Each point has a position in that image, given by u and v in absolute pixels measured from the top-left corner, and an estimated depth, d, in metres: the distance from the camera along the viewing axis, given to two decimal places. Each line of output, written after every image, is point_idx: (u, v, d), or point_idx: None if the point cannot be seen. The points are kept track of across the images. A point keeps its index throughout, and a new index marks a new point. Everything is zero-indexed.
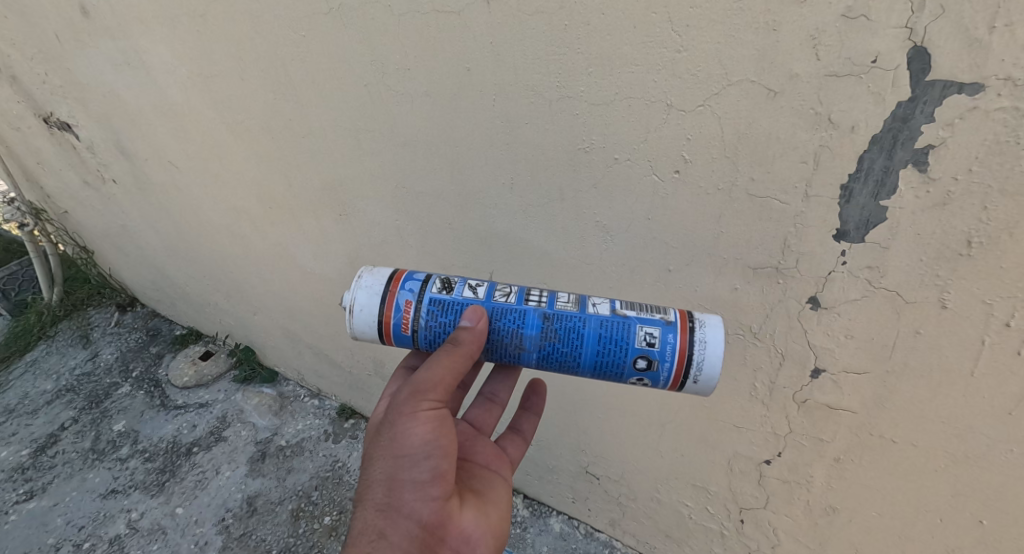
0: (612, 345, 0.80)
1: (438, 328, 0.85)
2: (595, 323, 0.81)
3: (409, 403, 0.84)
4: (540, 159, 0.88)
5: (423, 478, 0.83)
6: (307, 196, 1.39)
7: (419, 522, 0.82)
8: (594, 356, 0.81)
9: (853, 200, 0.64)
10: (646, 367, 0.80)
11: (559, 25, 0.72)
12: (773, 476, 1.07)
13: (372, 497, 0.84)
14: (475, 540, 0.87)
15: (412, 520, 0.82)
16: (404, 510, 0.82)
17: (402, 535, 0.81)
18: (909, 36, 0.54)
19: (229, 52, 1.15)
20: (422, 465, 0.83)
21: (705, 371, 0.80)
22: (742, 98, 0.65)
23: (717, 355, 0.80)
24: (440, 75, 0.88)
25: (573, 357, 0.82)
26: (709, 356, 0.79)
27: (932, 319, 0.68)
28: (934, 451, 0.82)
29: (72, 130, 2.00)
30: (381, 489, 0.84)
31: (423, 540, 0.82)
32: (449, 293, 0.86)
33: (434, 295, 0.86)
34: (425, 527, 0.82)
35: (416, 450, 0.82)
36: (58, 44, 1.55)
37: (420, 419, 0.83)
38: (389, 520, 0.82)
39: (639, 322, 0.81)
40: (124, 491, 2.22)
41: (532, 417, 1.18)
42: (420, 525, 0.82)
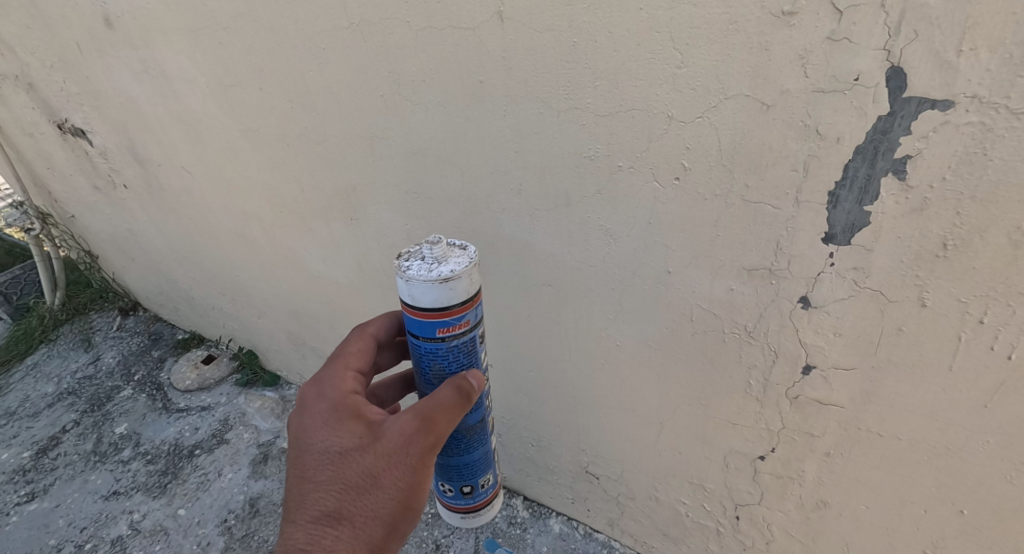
0: (476, 472, 0.96)
1: (450, 360, 0.84)
2: (486, 450, 0.97)
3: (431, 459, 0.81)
4: (547, 165, 0.94)
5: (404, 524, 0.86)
6: (318, 201, 1.44)
7: None
8: (466, 464, 0.95)
9: (839, 205, 0.69)
10: (463, 492, 0.98)
11: (568, 43, 0.77)
12: (767, 472, 1.11)
13: (365, 535, 0.80)
14: None
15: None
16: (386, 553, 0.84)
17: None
18: (887, 57, 0.58)
19: (249, 64, 1.20)
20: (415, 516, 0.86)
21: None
22: (738, 111, 0.70)
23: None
24: (453, 87, 0.94)
25: (459, 453, 0.93)
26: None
27: (914, 317, 0.73)
28: (918, 443, 0.86)
29: (86, 136, 2.05)
30: (376, 526, 0.81)
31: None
32: (481, 343, 0.87)
33: (478, 334, 0.84)
34: None
35: (419, 505, 0.84)
36: (79, 54, 1.60)
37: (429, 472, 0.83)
38: None
39: (495, 464, 1.01)
40: (126, 493, 2.24)
41: None
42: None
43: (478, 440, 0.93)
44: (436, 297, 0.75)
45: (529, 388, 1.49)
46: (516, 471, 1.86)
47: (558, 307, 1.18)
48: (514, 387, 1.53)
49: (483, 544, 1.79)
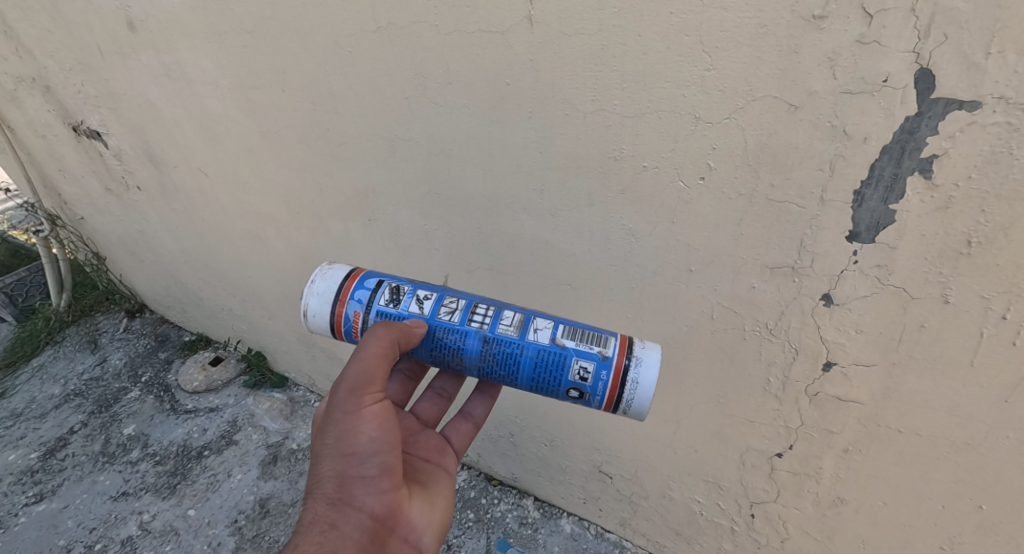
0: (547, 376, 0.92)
1: None
2: (533, 352, 0.93)
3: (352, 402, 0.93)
4: (571, 165, 0.95)
5: (371, 474, 0.93)
6: (336, 201, 1.46)
7: (370, 513, 0.92)
8: (529, 380, 0.94)
9: (864, 204, 0.71)
10: (578, 396, 0.94)
11: (597, 46, 0.79)
12: (784, 469, 1.12)
13: (321, 492, 0.93)
14: (421, 529, 1.00)
15: (363, 512, 0.92)
16: (355, 504, 0.91)
17: (354, 527, 0.90)
18: (916, 60, 0.60)
19: (273, 67, 1.22)
20: (372, 461, 0.93)
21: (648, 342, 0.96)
22: (766, 112, 0.72)
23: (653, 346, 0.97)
24: (480, 89, 0.96)
25: (511, 377, 0.96)
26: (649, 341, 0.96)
27: (936, 313, 0.75)
28: (937, 439, 0.88)
29: (101, 138, 2.07)
30: (331, 484, 0.92)
31: (371, 529, 0.92)
32: (395, 306, 0.99)
33: (382, 307, 0.99)
34: (375, 518, 0.93)
35: (365, 448, 0.93)
36: (99, 56, 1.62)
37: (365, 419, 0.93)
38: (340, 513, 0.90)
39: (574, 357, 0.92)
40: (135, 494, 2.25)
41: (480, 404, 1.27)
42: (371, 518, 0.92)
43: (505, 362, 0.93)
44: (320, 322, 1.01)
45: None
46: (527, 472, 1.87)
47: (576, 306, 1.19)
48: None
49: (494, 544, 1.80)
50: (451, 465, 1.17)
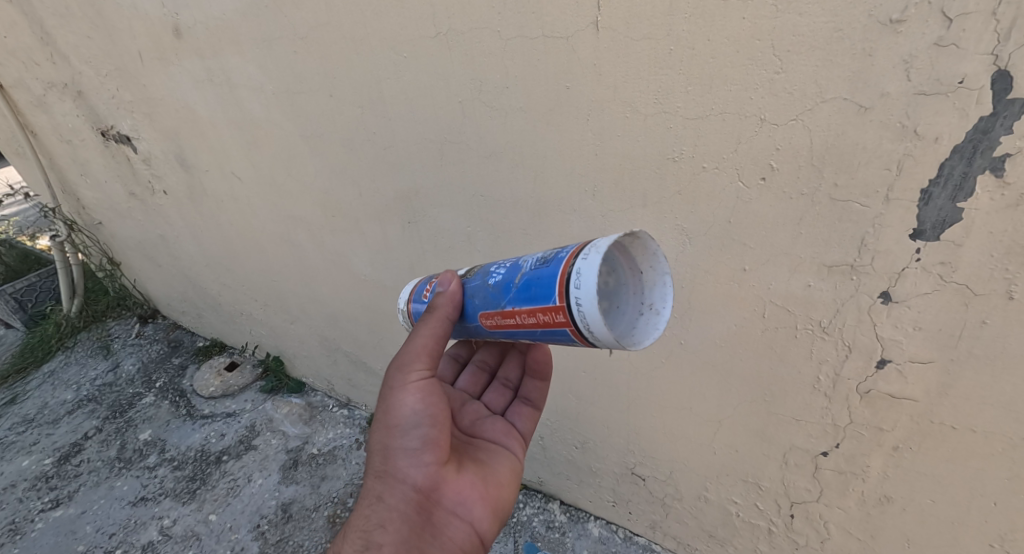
0: None
1: None
2: None
3: (399, 376, 0.99)
4: (627, 167, 0.98)
5: (415, 446, 0.97)
6: (376, 205, 1.49)
7: (413, 485, 0.96)
8: None
9: (931, 202, 0.73)
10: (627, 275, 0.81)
11: (664, 50, 0.82)
12: (829, 468, 1.14)
13: (373, 465, 1.00)
14: (471, 503, 0.99)
15: (406, 484, 0.96)
16: (399, 475, 0.96)
17: (399, 499, 0.95)
18: (994, 61, 0.62)
19: (322, 72, 1.25)
20: (414, 434, 0.97)
21: (584, 306, 0.71)
22: (835, 113, 0.74)
23: (597, 258, 0.70)
24: (538, 93, 0.98)
25: None
26: (584, 288, 0.70)
27: (1000, 309, 0.77)
28: (993, 435, 0.89)
29: (131, 143, 2.09)
30: (379, 456, 0.99)
31: (416, 501, 0.95)
32: None
33: None
34: (418, 490, 0.96)
35: (406, 421, 0.97)
36: (139, 62, 1.65)
37: (410, 391, 0.98)
38: (386, 485, 0.97)
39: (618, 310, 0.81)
40: (154, 499, 2.25)
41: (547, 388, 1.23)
42: (415, 489, 0.96)
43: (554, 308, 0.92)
44: None
45: (579, 389, 1.52)
46: (555, 475, 1.88)
47: None
48: (563, 387, 1.56)
49: (522, 548, 1.80)
50: (516, 450, 1.14)
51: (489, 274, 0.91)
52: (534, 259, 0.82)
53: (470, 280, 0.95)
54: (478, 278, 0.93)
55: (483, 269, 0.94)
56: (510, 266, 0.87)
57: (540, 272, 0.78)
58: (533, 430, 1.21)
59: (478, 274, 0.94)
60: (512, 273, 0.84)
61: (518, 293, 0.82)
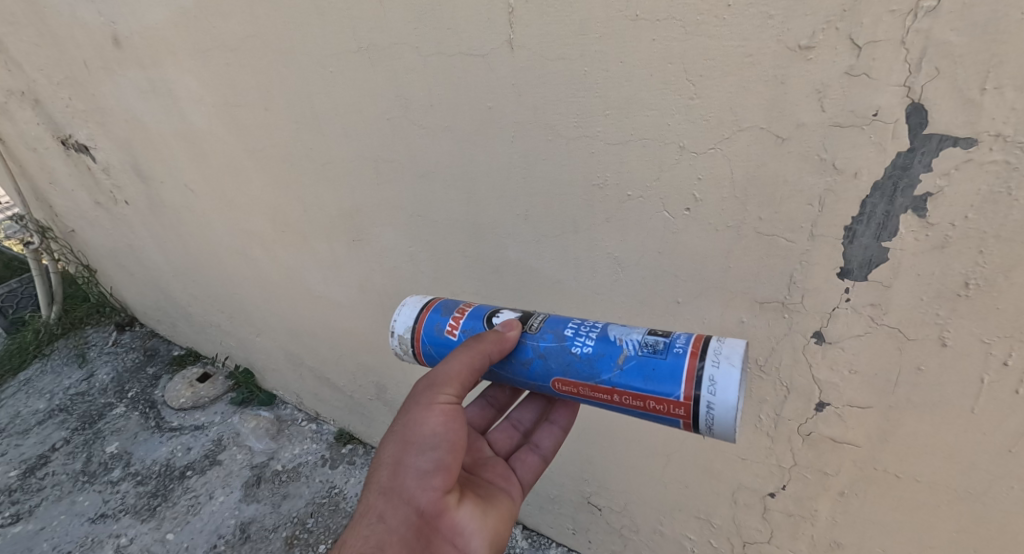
0: None
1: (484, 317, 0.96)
2: None
3: (426, 393, 0.85)
4: (555, 192, 0.92)
5: (426, 467, 0.83)
6: (321, 222, 1.43)
7: (417, 508, 0.83)
8: None
9: (856, 240, 0.67)
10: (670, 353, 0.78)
11: (580, 71, 0.76)
12: (778, 509, 1.07)
13: (377, 479, 0.86)
14: (472, 538, 0.86)
15: (411, 506, 0.83)
16: (404, 495, 0.83)
17: (400, 521, 0.82)
18: (907, 94, 0.56)
19: (255, 86, 1.20)
20: (429, 456, 0.83)
21: (721, 412, 0.68)
22: (753, 143, 0.68)
23: (735, 374, 0.68)
24: (461, 112, 0.93)
25: None
26: (722, 396, 0.67)
27: (935, 356, 0.70)
28: (938, 487, 0.83)
29: (89, 152, 2.05)
30: (386, 471, 0.85)
31: (417, 526, 0.83)
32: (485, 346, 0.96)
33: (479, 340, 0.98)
34: (421, 514, 0.83)
35: (425, 440, 0.83)
36: (86, 71, 1.61)
37: (435, 411, 0.84)
38: (389, 504, 0.83)
39: None
40: (113, 515, 2.18)
41: (555, 434, 1.10)
42: (418, 513, 0.83)
43: None
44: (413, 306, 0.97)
45: None
46: None
47: None
48: None
49: None
50: (516, 497, 1.01)
51: (567, 340, 0.81)
52: (637, 341, 0.76)
53: (534, 336, 0.84)
54: (551, 337, 0.83)
55: (553, 327, 0.83)
56: (603, 338, 0.79)
57: (656, 364, 0.73)
58: (535, 481, 1.08)
59: (549, 332, 0.83)
60: (613, 351, 0.77)
61: (624, 378, 0.75)
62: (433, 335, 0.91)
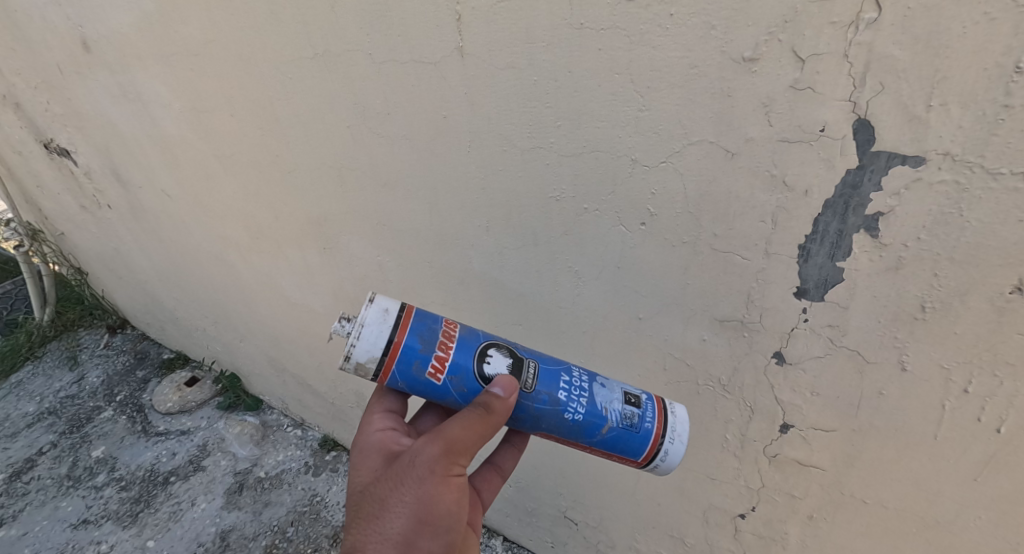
0: None
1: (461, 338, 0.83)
2: None
3: (443, 465, 0.74)
4: (513, 204, 0.89)
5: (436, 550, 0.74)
6: (293, 229, 1.41)
7: None
8: None
9: (811, 259, 0.64)
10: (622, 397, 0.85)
11: (530, 81, 0.73)
12: (749, 531, 1.04)
13: None
14: None
15: None
16: None
17: None
18: (853, 109, 0.54)
19: (220, 91, 1.18)
20: (442, 537, 0.75)
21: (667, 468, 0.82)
22: (703, 157, 0.65)
23: (684, 448, 0.81)
24: (418, 121, 0.90)
25: None
26: (670, 462, 0.80)
27: (895, 381, 0.67)
28: (905, 514, 0.80)
29: (71, 155, 2.03)
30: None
31: None
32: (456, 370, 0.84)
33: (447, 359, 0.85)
34: None
35: (442, 521, 0.74)
36: (60, 75, 1.59)
37: (448, 484, 0.75)
38: None
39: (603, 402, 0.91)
40: (95, 522, 2.07)
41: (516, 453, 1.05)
42: None
43: None
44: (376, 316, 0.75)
45: None
46: (495, 510, 1.72)
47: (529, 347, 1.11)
48: None
49: None
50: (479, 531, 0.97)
51: (561, 405, 0.78)
52: (618, 409, 0.79)
53: (529, 396, 0.78)
54: (546, 399, 0.78)
55: (548, 388, 0.78)
56: (591, 404, 0.79)
57: (632, 434, 0.79)
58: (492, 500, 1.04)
59: (545, 394, 0.78)
60: (598, 421, 0.78)
61: (605, 443, 0.79)
62: (410, 373, 0.75)
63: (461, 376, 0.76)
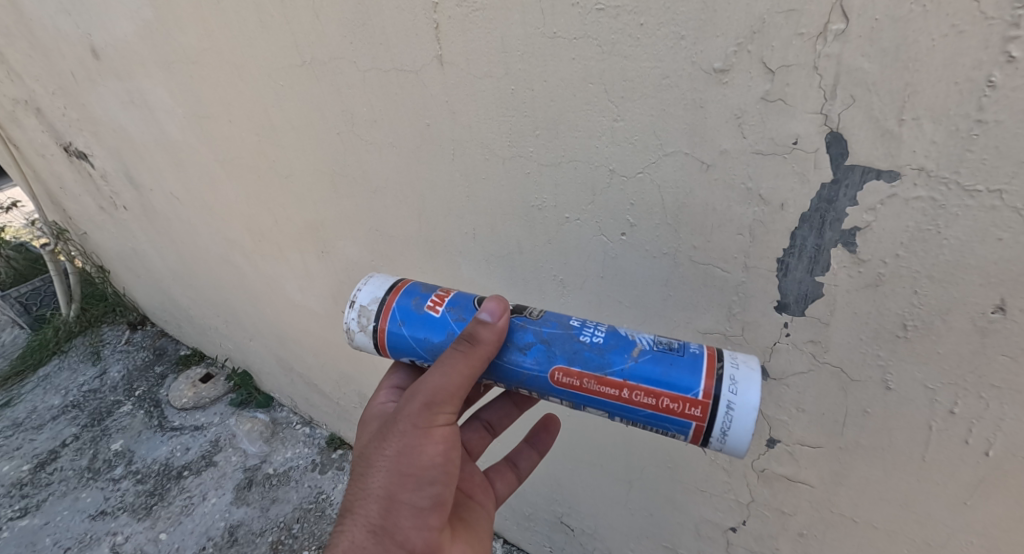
0: None
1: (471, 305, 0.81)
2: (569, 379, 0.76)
3: (424, 416, 0.71)
4: (497, 212, 0.89)
5: (423, 505, 0.73)
6: (292, 233, 1.43)
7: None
8: None
9: (790, 274, 0.63)
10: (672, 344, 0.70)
11: (507, 90, 0.73)
12: (740, 544, 1.02)
13: (365, 515, 0.73)
14: None
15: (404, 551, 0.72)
16: (398, 537, 0.72)
17: None
18: (824, 122, 0.53)
19: (217, 98, 1.20)
20: (427, 491, 0.73)
21: (733, 439, 0.63)
22: (679, 169, 0.64)
23: (752, 375, 0.63)
24: (403, 129, 0.90)
25: None
26: (741, 395, 0.62)
27: (880, 399, 0.65)
28: (895, 535, 0.76)
29: (88, 158, 2.08)
30: (376, 507, 0.72)
31: None
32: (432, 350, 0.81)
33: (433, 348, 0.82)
34: None
35: (425, 473, 0.73)
36: (74, 81, 1.63)
37: (434, 436, 0.73)
38: (381, 546, 0.71)
39: None
40: (112, 513, 2.12)
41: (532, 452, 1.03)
42: None
43: None
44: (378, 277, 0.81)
45: None
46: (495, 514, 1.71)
47: None
48: None
49: None
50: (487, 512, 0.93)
51: (574, 328, 0.70)
52: (650, 339, 0.69)
53: (534, 322, 0.73)
54: (556, 324, 0.72)
55: (556, 317, 0.73)
56: (611, 332, 0.70)
57: (675, 358, 0.66)
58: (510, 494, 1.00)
59: (553, 319, 0.72)
60: (626, 343, 0.68)
61: (639, 372, 0.65)
62: (408, 313, 0.76)
63: (460, 309, 0.75)
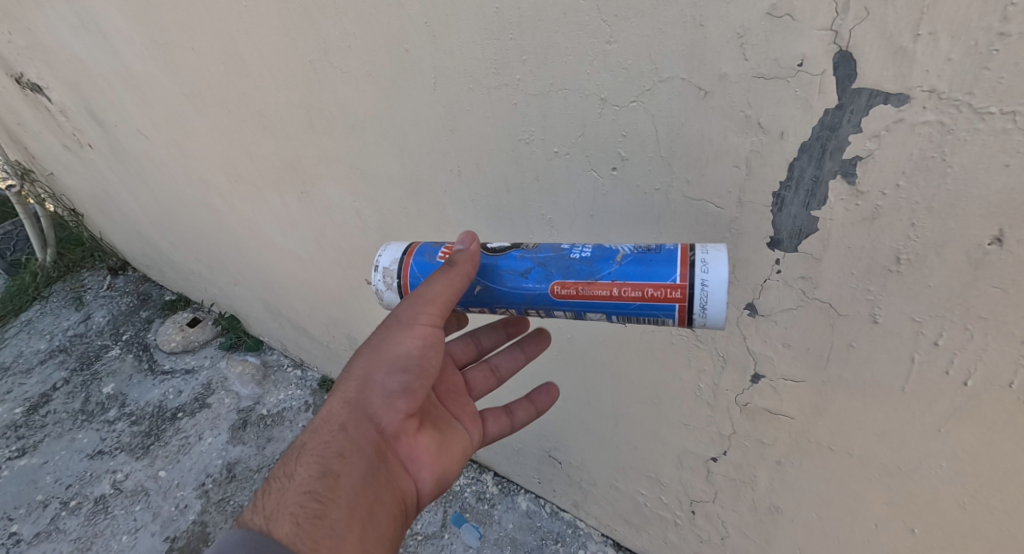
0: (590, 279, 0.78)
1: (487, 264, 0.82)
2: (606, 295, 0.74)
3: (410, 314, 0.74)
4: (483, 147, 0.84)
5: (393, 388, 0.77)
6: (269, 173, 1.36)
7: (377, 427, 0.78)
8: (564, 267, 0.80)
9: (785, 208, 0.61)
10: None
11: (490, 9, 0.67)
12: (720, 473, 1.06)
13: (343, 389, 0.79)
14: (419, 469, 0.83)
15: (372, 424, 0.78)
16: (367, 411, 0.78)
17: (358, 435, 0.77)
18: (834, 40, 0.49)
19: (177, 22, 1.11)
20: (398, 376, 0.76)
21: (712, 312, 0.63)
22: (674, 97, 0.60)
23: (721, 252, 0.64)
24: (380, 55, 0.84)
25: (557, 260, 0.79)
26: (713, 267, 0.62)
27: (866, 334, 0.65)
28: (868, 462, 0.79)
29: (45, 93, 1.95)
30: (353, 383, 0.78)
31: (374, 445, 0.77)
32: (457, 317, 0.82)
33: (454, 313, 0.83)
34: (381, 433, 0.79)
35: (397, 360, 0.76)
36: (19, 4, 1.49)
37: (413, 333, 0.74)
38: (353, 416, 0.77)
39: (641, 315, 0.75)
40: (110, 452, 2.17)
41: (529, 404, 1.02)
42: (377, 430, 0.78)
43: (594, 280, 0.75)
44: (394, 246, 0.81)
45: None
46: (485, 449, 1.78)
47: None
48: None
49: (450, 519, 1.72)
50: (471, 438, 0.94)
51: (564, 248, 0.72)
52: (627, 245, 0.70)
53: (530, 251, 0.73)
54: (549, 249, 0.73)
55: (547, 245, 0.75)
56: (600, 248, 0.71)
57: (652, 256, 0.66)
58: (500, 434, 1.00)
59: (546, 246, 0.73)
60: (608, 252, 0.69)
61: (623, 271, 0.66)
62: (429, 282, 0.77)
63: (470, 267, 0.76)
